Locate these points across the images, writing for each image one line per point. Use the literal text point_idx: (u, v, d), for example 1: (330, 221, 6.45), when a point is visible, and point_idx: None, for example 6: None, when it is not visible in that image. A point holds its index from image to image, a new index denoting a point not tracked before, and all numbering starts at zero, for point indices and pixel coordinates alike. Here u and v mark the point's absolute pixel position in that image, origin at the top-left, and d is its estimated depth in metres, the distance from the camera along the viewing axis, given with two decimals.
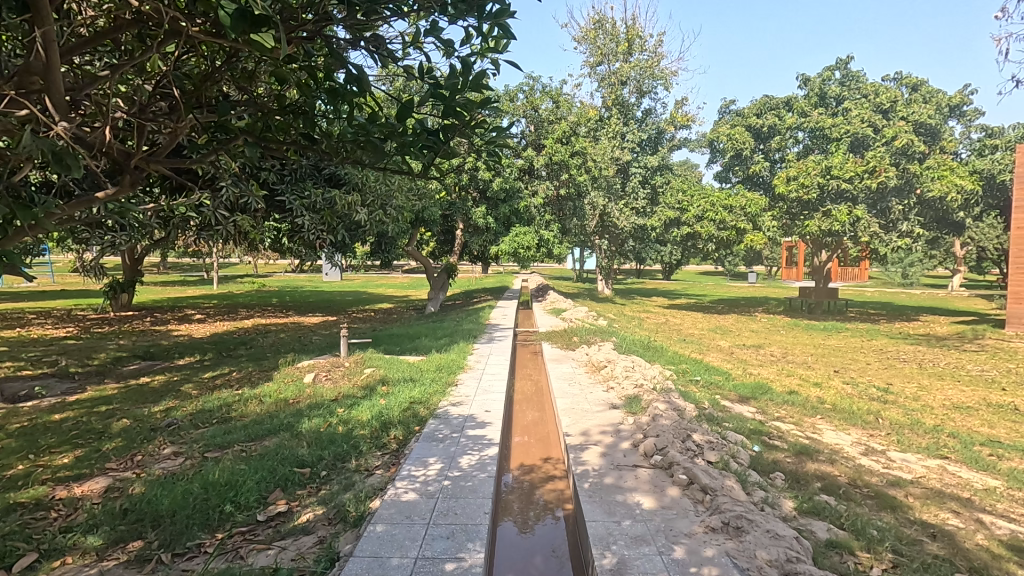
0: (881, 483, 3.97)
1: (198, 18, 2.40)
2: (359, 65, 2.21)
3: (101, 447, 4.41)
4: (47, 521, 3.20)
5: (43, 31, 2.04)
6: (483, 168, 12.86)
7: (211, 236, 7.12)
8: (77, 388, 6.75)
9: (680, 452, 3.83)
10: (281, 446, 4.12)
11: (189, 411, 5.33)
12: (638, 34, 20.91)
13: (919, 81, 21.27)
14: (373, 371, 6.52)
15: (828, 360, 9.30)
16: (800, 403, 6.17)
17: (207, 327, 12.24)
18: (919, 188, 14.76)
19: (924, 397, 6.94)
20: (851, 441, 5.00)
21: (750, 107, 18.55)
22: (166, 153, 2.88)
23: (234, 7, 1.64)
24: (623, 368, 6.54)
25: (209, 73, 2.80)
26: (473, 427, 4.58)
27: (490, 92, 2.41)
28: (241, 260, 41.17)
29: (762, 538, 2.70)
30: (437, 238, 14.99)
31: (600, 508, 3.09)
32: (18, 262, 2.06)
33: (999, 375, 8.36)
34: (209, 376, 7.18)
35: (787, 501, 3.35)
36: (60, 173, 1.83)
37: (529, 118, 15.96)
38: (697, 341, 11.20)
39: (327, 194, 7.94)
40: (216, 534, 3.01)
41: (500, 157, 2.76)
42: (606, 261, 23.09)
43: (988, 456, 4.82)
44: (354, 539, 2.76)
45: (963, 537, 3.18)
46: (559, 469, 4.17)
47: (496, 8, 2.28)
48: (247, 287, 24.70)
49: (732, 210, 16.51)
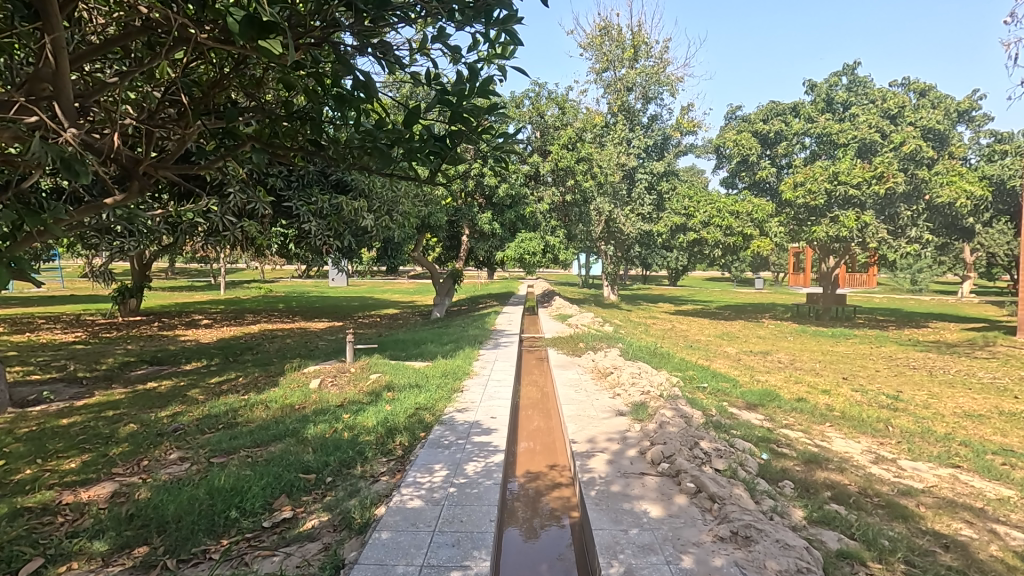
0: (892, 492, 3.92)
1: (206, 25, 2.42)
2: (365, 70, 2.16)
3: (107, 452, 4.43)
4: (54, 526, 3.21)
5: (53, 37, 2.05)
6: (489, 174, 12.92)
7: (218, 241, 7.18)
8: (86, 392, 6.82)
9: (689, 460, 3.78)
10: (287, 452, 4.12)
11: (195, 416, 5.35)
12: (643, 41, 20.96)
13: (927, 87, 21.12)
14: (379, 376, 6.55)
15: (836, 367, 9.25)
16: (809, 410, 6.13)
17: (214, 331, 12.34)
18: (928, 193, 14.55)
19: (935, 405, 6.86)
20: (861, 449, 4.95)
21: (757, 112, 18.59)
22: (174, 159, 2.88)
23: (242, 15, 1.67)
24: (629, 374, 6.50)
25: (217, 79, 2.82)
26: (479, 433, 4.55)
27: (498, 98, 2.41)
28: (250, 267, 41.63)
29: (771, 548, 2.65)
30: (443, 244, 15.05)
31: (607, 516, 3.06)
32: (27, 268, 2.02)
33: (1010, 383, 8.26)
34: (216, 381, 7.20)
35: (797, 510, 3.31)
36: (68, 179, 1.83)
37: (535, 124, 16.09)
38: (704, 347, 11.12)
39: (334, 200, 7.98)
40: (221, 540, 3.00)
41: (507, 162, 2.73)
42: (612, 267, 23.05)
43: (1001, 465, 4.76)
44: (360, 546, 2.74)
45: (977, 548, 3.12)
46: (565, 476, 4.14)
47: (503, 14, 2.29)
48: (254, 292, 24.84)
49: (739, 215, 16.18)
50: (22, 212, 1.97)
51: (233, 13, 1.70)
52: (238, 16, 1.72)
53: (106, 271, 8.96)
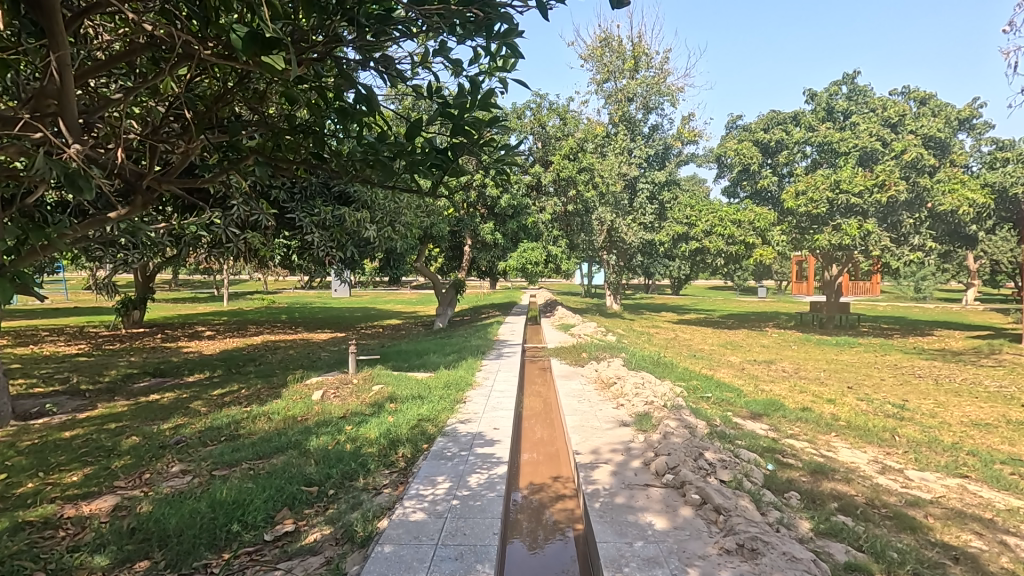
0: (900, 503, 3.88)
1: (210, 41, 2.42)
2: (367, 83, 2.12)
3: (109, 464, 4.42)
4: (55, 540, 3.19)
5: (59, 55, 2.06)
6: (491, 185, 13.05)
7: (221, 253, 7.35)
8: (88, 405, 6.79)
9: (693, 471, 3.75)
10: (289, 464, 4.10)
11: (198, 428, 5.33)
12: (644, 52, 21.12)
13: (927, 95, 21.20)
14: (382, 388, 6.51)
15: (841, 376, 9.18)
16: (814, 420, 6.08)
17: (216, 343, 12.38)
18: (930, 201, 14.60)
19: (941, 414, 6.81)
20: (867, 459, 4.90)
21: (757, 122, 18.71)
22: (178, 173, 2.87)
23: (245, 32, 1.67)
24: (633, 385, 6.45)
25: (221, 94, 2.82)
26: (482, 445, 4.54)
27: (499, 111, 2.40)
28: (253, 277, 42.27)
29: (778, 561, 2.62)
30: (446, 254, 15.00)
31: (611, 529, 3.03)
32: (30, 283, 2.01)
33: (1017, 392, 8.17)
34: (218, 393, 7.17)
35: (804, 522, 3.28)
36: (73, 195, 1.83)
37: (537, 135, 16.34)
38: (707, 356, 11.07)
39: (337, 212, 8.08)
40: (222, 554, 2.98)
41: (510, 174, 2.71)
42: (614, 276, 23.02)
43: (1009, 474, 4.70)
44: (361, 559, 2.71)
45: (987, 559, 3.07)
46: (568, 488, 4.11)
47: (504, 27, 2.29)
48: (258, 304, 24.97)
49: (741, 224, 16.09)
50: (27, 228, 1.96)
51: (236, 29, 1.70)
52: (242, 32, 1.71)
53: (111, 283, 9.00)
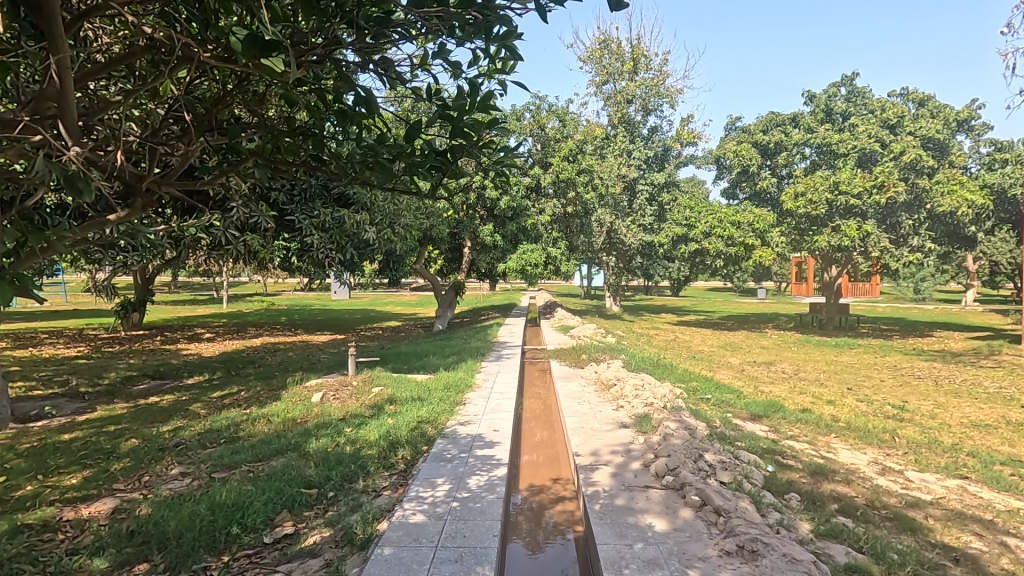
0: (900, 504, 3.87)
1: (209, 44, 2.44)
2: (366, 85, 2.13)
3: (109, 467, 4.41)
4: (54, 543, 3.18)
5: (58, 58, 2.06)
6: (490, 186, 13.05)
7: (221, 255, 7.35)
8: (88, 407, 6.78)
9: (693, 473, 3.75)
10: (288, 466, 4.10)
11: (197, 431, 5.32)
12: (643, 54, 21.15)
13: (926, 97, 21.23)
14: (381, 390, 6.51)
15: (841, 377, 9.17)
16: (814, 421, 6.08)
17: (216, 345, 12.37)
18: (929, 203, 14.61)
19: (941, 415, 6.80)
20: (868, 461, 4.90)
21: (756, 123, 18.72)
22: (178, 175, 2.86)
23: (244, 34, 1.68)
24: (633, 386, 6.46)
25: (221, 96, 2.83)
26: (482, 446, 4.54)
27: (498, 113, 2.41)
28: (253, 279, 42.32)
29: (778, 563, 2.62)
30: (445, 256, 15.00)
31: (611, 530, 3.03)
32: (30, 285, 2.02)
33: (1017, 393, 8.16)
34: (218, 395, 7.16)
35: (804, 523, 3.28)
36: (72, 198, 1.83)
37: (536, 137, 16.37)
38: (707, 358, 11.06)
39: (336, 213, 8.09)
40: (222, 557, 2.97)
41: (509, 176, 2.71)
42: (614, 277, 23.02)
43: (1009, 475, 4.70)
44: (361, 561, 2.71)
45: (987, 560, 3.07)
46: (568, 490, 4.10)
47: (503, 29, 2.30)
48: (258, 306, 24.97)
49: (740, 226, 16.11)
50: (26, 230, 1.96)
51: (236, 32, 1.70)
52: (241, 34, 1.72)
53: (110, 286, 9.00)
